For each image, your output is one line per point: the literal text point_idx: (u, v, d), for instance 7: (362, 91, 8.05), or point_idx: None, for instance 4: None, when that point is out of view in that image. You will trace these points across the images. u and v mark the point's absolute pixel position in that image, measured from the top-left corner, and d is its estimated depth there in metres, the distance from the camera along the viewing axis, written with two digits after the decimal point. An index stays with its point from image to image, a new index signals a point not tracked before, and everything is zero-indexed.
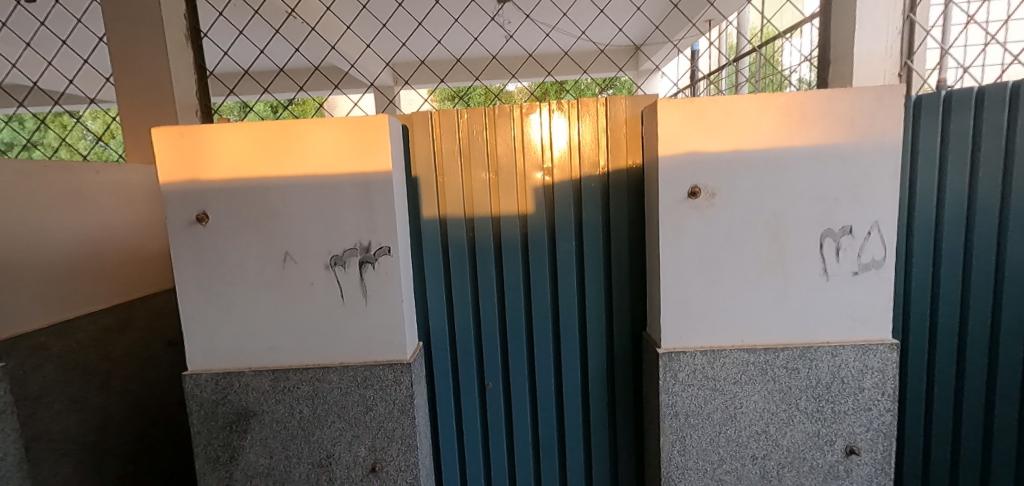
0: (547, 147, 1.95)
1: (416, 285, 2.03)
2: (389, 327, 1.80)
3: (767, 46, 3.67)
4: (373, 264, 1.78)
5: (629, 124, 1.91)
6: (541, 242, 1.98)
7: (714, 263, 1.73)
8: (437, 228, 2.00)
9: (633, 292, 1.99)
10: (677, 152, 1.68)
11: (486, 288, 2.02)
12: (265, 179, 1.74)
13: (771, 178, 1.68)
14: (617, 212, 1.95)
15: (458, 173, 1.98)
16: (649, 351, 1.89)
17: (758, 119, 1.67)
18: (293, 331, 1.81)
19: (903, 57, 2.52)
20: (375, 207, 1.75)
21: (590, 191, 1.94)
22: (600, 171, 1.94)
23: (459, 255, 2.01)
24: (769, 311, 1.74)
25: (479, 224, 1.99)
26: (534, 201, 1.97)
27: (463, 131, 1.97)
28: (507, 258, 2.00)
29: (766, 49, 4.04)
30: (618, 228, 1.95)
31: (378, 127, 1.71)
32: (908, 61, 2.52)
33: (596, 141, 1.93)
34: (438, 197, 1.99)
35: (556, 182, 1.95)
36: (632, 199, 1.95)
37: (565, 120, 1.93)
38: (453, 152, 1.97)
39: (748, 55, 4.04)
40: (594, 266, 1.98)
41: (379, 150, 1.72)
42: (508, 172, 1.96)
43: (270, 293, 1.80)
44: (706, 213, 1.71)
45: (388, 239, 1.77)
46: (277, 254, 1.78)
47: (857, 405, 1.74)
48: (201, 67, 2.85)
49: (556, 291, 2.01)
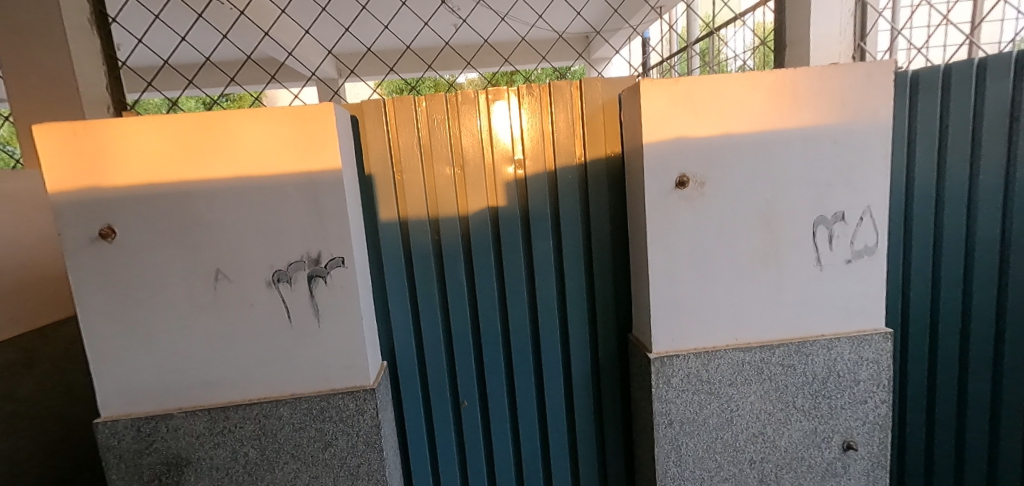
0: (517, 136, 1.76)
1: (377, 297, 1.80)
2: (349, 349, 1.56)
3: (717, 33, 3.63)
4: (325, 280, 1.53)
5: (607, 109, 1.75)
6: (516, 243, 1.79)
7: (704, 257, 1.60)
8: (398, 232, 1.77)
9: (618, 293, 1.84)
10: (662, 138, 1.53)
11: (455, 295, 1.81)
12: (187, 183, 1.45)
13: (763, 164, 1.57)
14: (597, 207, 1.78)
15: (419, 169, 1.75)
16: (637, 355, 1.74)
17: (747, 100, 1.54)
18: (232, 361, 1.54)
19: (856, 40, 2.52)
20: (324, 212, 1.50)
21: (567, 184, 1.77)
22: (576, 161, 1.77)
23: (424, 261, 1.79)
24: (763, 306, 1.63)
25: (445, 226, 1.78)
26: (506, 196, 1.77)
27: (422, 121, 1.74)
28: (479, 262, 1.80)
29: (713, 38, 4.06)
30: (598, 223, 1.79)
31: (323, 118, 1.46)
32: (861, 43, 2.52)
33: (571, 128, 1.75)
34: (397, 196, 1.76)
35: (529, 174, 1.76)
36: (612, 190, 1.79)
37: (536, 106, 1.75)
38: (411, 145, 1.74)
39: (700, 42, 4.01)
40: (574, 267, 1.82)
41: (325, 144, 1.47)
42: (475, 166, 1.76)
43: (202, 319, 1.51)
44: (694, 205, 1.57)
45: (341, 248, 1.52)
46: (206, 272, 1.49)
47: (853, 398, 1.67)
48: (110, 57, 2.44)
49: (534, 296, 1.83)
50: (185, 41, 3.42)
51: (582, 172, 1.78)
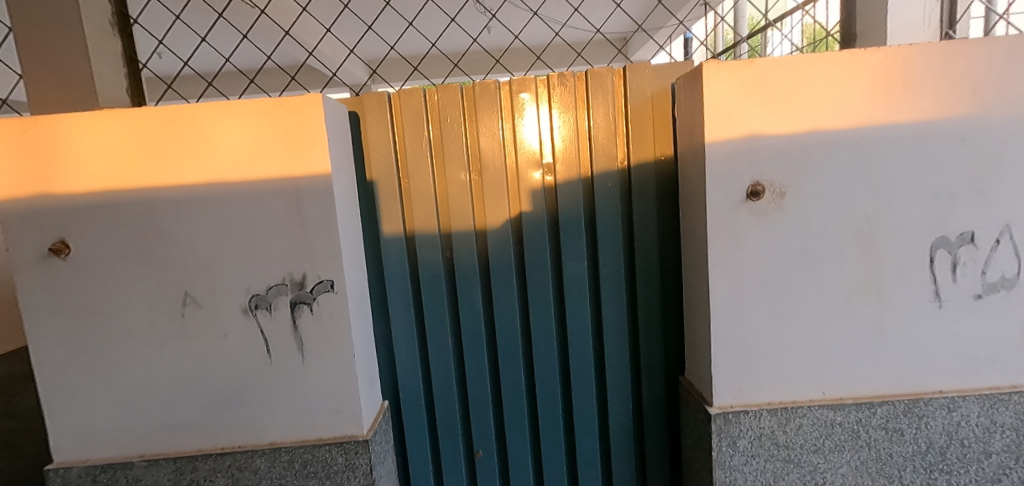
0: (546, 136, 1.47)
1: (378, 324, 1.54)
2: (338, 391, 1.30)
3: (762, 34, 3.27)
4: (310, 308, 1.27)
5: (656, 102, 1.43)
6: (543, 264, 1.49)
7: (783, 288, 1.25)
8: (403, 249, 1.50)
9: (666, 327, 1.51)
10: (731, 135, 1.20)
11: (470, 325, 1.52)
12: (149, 190, 1.22)
13: (864, 169, 1.21)
14: (643, 223, 1.46)
15: (428, 174, 1.48)
16: (691, 405, 1.41)
17: (844, 86, 1.19)
18: (201, 402, 1.29)
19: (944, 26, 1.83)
20: (310, 225, 1.24)
21: (606, 194, 1.45)
22: (618, 164, 1.45)
23: (433, 284, 1.51)
24: (862, 351, 1.26)
25: (459, 243, 1.49)
26: (532, 206, 1.48)
27: (433, 119, 1.47)
28: (498, 287, 1.50)
29: (756, 39, 3.67)
30: (644, 240, 1.47)
31: (310, 111, 1.21)
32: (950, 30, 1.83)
33: (612, 125, 1.44)
34: (402, 206, 1.50)
35: (561, 181, 1.46)
36: (662, 201, 1.46)
37: (568, 99, 1.45)
38: (419, 146, 1.47)
39: (744, 42, 3.61)
40: (613, 295, 1.49)
41: (312, 142, 1.21)
42: (496, 172, 1.47)
43: (167, 351, 1.27)
44: (771, 221, 1.23)
45: (329, 270, 1.26)
46: (173, 295, 1.26)
47: (981, 475, 1.28)
48: (133, 60, 1.90)
49: (565, 329, 1.52)
50: (203, 43, 3.17)
51: (625, 179, 1.46)
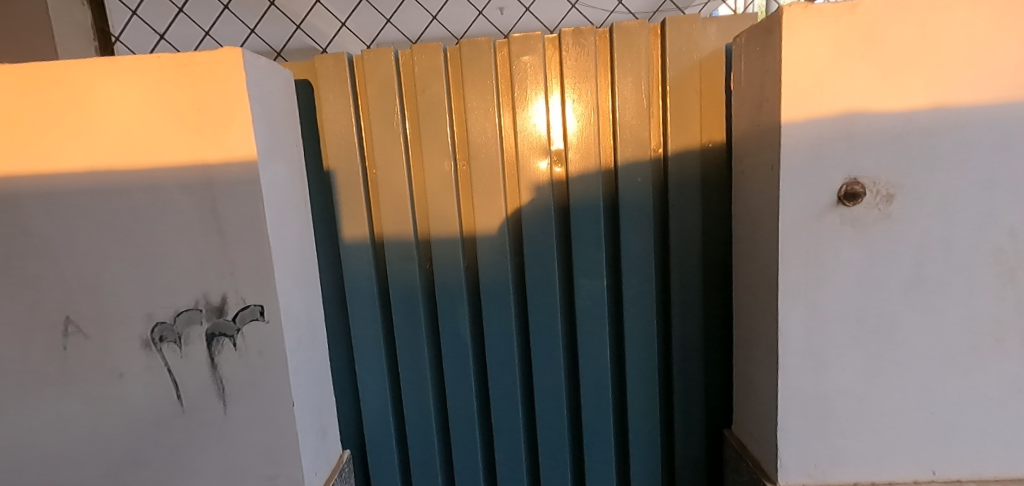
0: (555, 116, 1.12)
1: (339, 353, 1.22)
2: (272, 451, 0.97)
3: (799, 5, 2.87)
4: (234, 343, 0.95)
5: (705, 70, 1.06)
6: (549, 283, 1.15)
7: (884, 330, 0.90)
8: (370, 259, 1.18)
9: (708, 368, 1.16)
10: (821, 113, 0.84)
11: (453, 357, 1.19)
12: (12, 181, 0.90)
13: (1015, 164, 0.84)
14: (683, 232, 1.10)
15: (400, 162, 1.14)
16: (742, 474, 1.07)
17: (992, 42, 0.82)
18: (92, 461, 0.98)
19: None
20: (229, 231, 0.91)
21: (632, 192, 1.10)
22: (650, 152, 1.09)
23: (407, 305, 1.18)
24: (991, 419, 0.91)
25: (439, 253, 1.16)
26: (536, 206, 1.12)
27: (408, 93, 1.14)
28: (490, 310, 1.17)
29: None
30: (683, 254, 1.11)
31: (225, 74, 0.87)
32: None
33: (642, 101, 1.08)
34: (369, 204, 1.17)
35: (574, 172, 1.10)
36: (709, 203, 1.10)
37: (585, 67, 1.09)
38: (389, 127, 1.13)
39: None
40: (640, 325, 1.14)
41: (230, 117, 0.88)
42: (487, 161, 1.12)
43: (46, 394, 0.96)
44: (873, 236, 0.87)
45: (255, 292, 0.93)
46: (50, 321, 0.94)
47: None
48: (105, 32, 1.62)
49: (576, 365, 1.19)
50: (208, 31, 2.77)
51: (658, 171, 1.11)
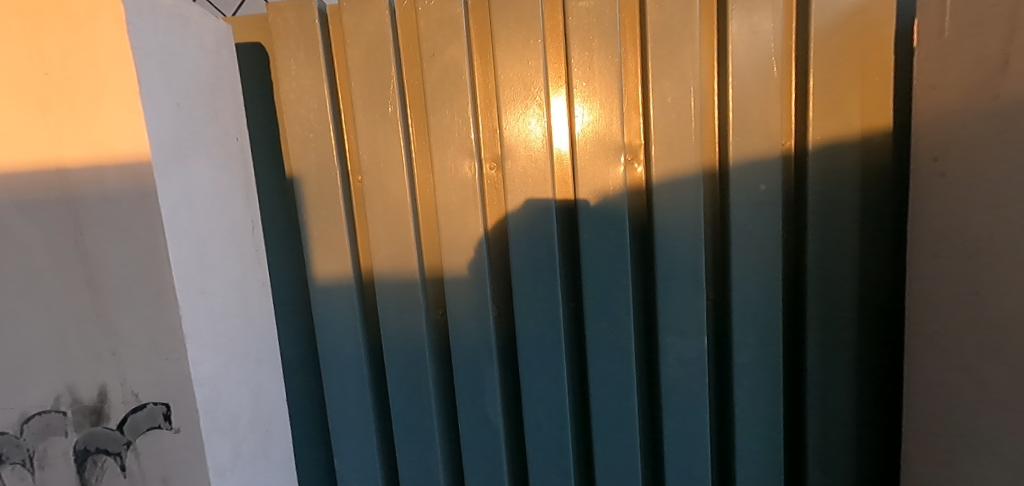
0: (630, 92, 0.74)
1: (315, 436, 0.86)
2: None
3: None
4: (120, 465, 0.57)
5: (871, 15, 0.68)
6: (621, 343, 0.76)
7: None
8: (355, 308, 0.80)
9: (863, 469, 0.76)
10: None
11: (477, 446, 0.82)
12: None
13: None
14: (826, 265, 0.73)
15: (398, 163, 0.77)
16: None
17: None
18: None
19: None
20: (110, 282, 0.54)
21: (750, 205, 0.72)
22: (779, 144, 0.71)
23: (410, 372, 0.81)
24: None
25: (456, 297, 0.78)
26: (602, 228, 0.74)
27: (410, 62, 0.77)
28: (531, 382, 0.79)
29: None
30: (827, 298, 0.73)
31: (89, 10, 0.50)
32: None
33: (770, 65, 0.70)
34: (352, 224, 0.80)
35: (660, 176, 0.73)
36: (870, 221, 0.72)
37: (683, 13, 0.70)
38: (381, 112, 0.76)
39: None
40: (758, 405, 0.76)
41: (100, 84, 0.51)
42: (528, 160, 0.75)
43: None
44: None
45: (159, 382, 0.55)
46: None
47: None
48: None
49: (658, 458, 0.82)
50: None
51: (789, 173, 0.73)
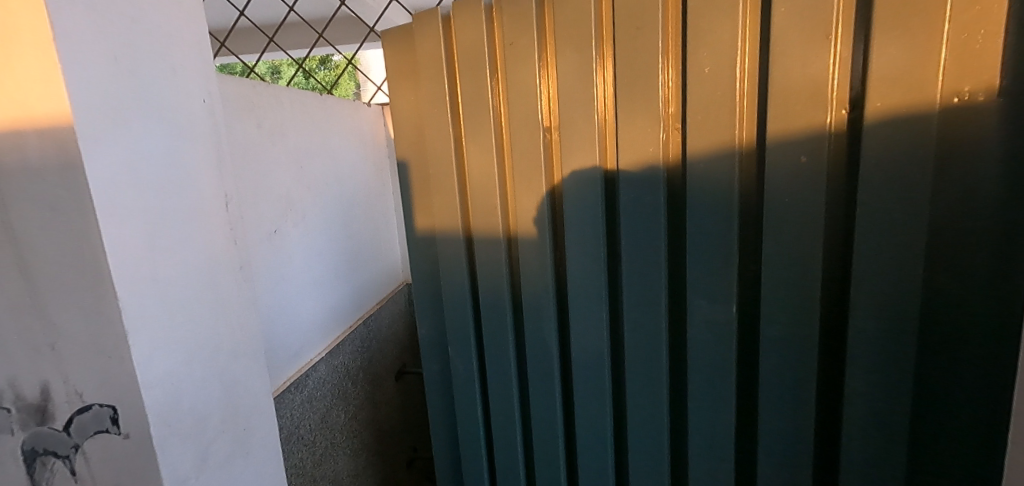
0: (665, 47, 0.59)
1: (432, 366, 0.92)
2: None
3: None
4: (70, 468, 0.52)
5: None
6: (649, 305, 0.66)
7: None
8: (464, 261, 0.81)
9: None
10: None
11: (541, 399, 0.78)
12: None
13: None
14: (877, 282, 0.53)
15: (489, 134, 0.74)
16: None
17: None
18: None
19: None
20: (43, 260, 0.46)
21: (790, 192, 0.55)
22: (821, 124, 0.52)
23: (495, 321, 0.80)
24: None
25: (528, 257, 0.74)
26: (639, 202, 0.63)
27: (495, 32, 0.72)
28: (579, 344, 0.72)
29: None
30: (877, 326, 0.54)
31: None
32: None
33: (829, 13, 0.50)
34: (462, 192, 0.79)
35: (694, 149, 0.59)
36: (959, 226, 0.50)
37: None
38: (481, 80, 0.73)
39: None
40: (786, 387, 0.60)
41: (16, 34, 0.43)
42: (586, 130, 0.66)
43: None
44: None
45: (104, 380, 0.48)
46: None
47: None
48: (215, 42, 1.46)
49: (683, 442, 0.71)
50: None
51: (837, 155, 0.54)
